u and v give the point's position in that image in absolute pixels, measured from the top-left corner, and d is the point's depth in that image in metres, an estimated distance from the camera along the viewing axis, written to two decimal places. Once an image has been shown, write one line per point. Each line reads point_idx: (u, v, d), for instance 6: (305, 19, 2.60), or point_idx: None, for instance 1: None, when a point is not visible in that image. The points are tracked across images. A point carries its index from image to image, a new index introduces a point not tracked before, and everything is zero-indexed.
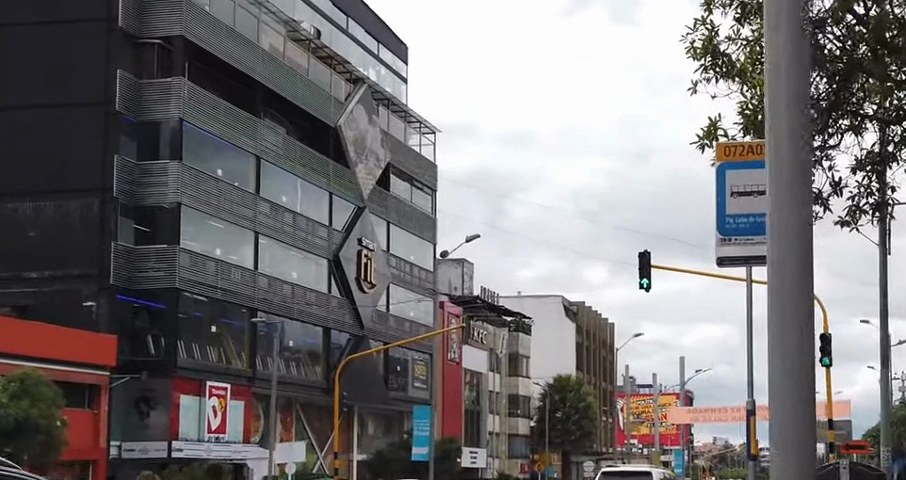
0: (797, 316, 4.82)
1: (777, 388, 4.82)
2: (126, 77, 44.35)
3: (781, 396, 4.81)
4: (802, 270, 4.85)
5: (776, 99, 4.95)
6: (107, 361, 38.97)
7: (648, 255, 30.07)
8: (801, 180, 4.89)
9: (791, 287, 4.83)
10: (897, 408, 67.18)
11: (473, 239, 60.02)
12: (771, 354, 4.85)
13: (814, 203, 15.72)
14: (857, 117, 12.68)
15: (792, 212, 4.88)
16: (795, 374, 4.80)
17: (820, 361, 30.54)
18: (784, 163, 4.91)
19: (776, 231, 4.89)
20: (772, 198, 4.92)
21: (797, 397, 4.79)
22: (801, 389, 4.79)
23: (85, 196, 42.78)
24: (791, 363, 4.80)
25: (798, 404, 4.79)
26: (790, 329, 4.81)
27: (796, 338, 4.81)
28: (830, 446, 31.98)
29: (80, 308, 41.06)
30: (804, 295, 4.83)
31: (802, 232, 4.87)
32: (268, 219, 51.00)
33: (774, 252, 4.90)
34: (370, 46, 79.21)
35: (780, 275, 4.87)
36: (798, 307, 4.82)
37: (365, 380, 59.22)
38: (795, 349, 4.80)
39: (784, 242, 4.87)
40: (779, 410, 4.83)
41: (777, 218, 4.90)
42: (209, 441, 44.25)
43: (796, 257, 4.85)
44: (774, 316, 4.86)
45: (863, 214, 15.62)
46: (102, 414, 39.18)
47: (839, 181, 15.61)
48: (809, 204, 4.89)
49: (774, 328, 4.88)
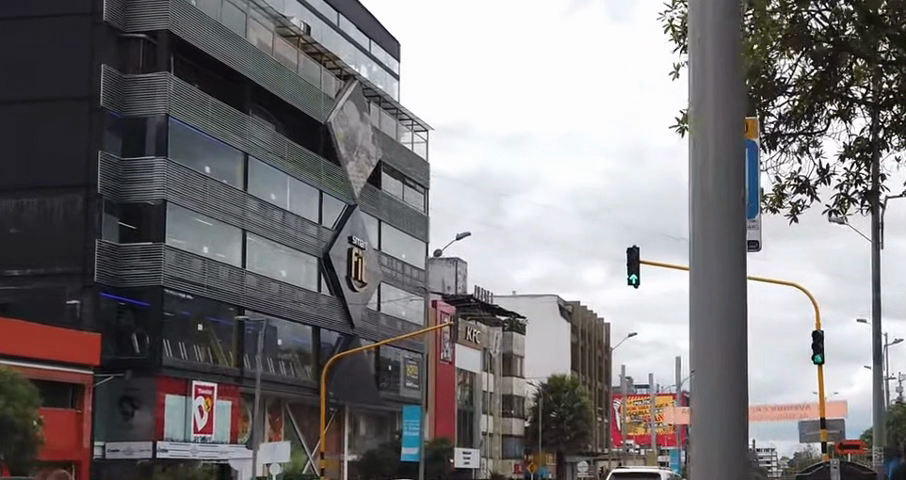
0: (725, 304, 4.28)
1: (704, 381, 4.26)
2: (111, 72, 43.90)
3: (708, 391, 4.26)
4: (734, 257, 4.32)
5: (700, 71, 4.42)
6: (89, 359, 38.39)
7: (636, 250, 29.42)
8: (733, 152, 4.37)
9: (720, 274, 4.30)
10: (893, 408, 66.57)
11: (465, 238, 59.38)
12: (695, 345, 4.32)
13: (802, 191, 15.08)
14: (845, 101, 12.15)
15: (719, 192, 4.36)
16: (725, 368, 4.24)
17: (811, 357, 29.96)
18: (711, 140, 4.38)
19: (701, 209, 4.37)
20: (698, 179, 4.40)
21: (727, 393, 4.23)
22: (731, 381, 4.23)
23: (69, 193, 42.30)
24: (720, 355, 4.25)
25: (730, 400, 4.23)
26: (716, 314, 4.30)
27: (723, 327, 4.27)
28: (822, 447, 31.21)
29: (63, 306, 40.47)
30: (735, 282, 4.30)
31: (732, 215, 4.34)
32: (256, 216, 50.51)
33: (700, 237, 4.37)
34: (361, 43, 78.72)
35: (707, 257, 4.33)
36: (726, 293, 4.28)
37: (355, 379, 58.72)
38: (725, 342, 4.25)
39: (709, 228, 4.34)
40: (707, 403, 4.27)
41: (701, 199, 4.37)
42: (196, 442, 43.79)
43: (728, 242, 4.32)
44: (700, 303, 4.32)
45: (852, 204, 14.98)
46: (85, 414, 38.61)
47: (826, 168, 15.01)
48: (739, 179, 4.38)
49: (698, 315, 4.33)
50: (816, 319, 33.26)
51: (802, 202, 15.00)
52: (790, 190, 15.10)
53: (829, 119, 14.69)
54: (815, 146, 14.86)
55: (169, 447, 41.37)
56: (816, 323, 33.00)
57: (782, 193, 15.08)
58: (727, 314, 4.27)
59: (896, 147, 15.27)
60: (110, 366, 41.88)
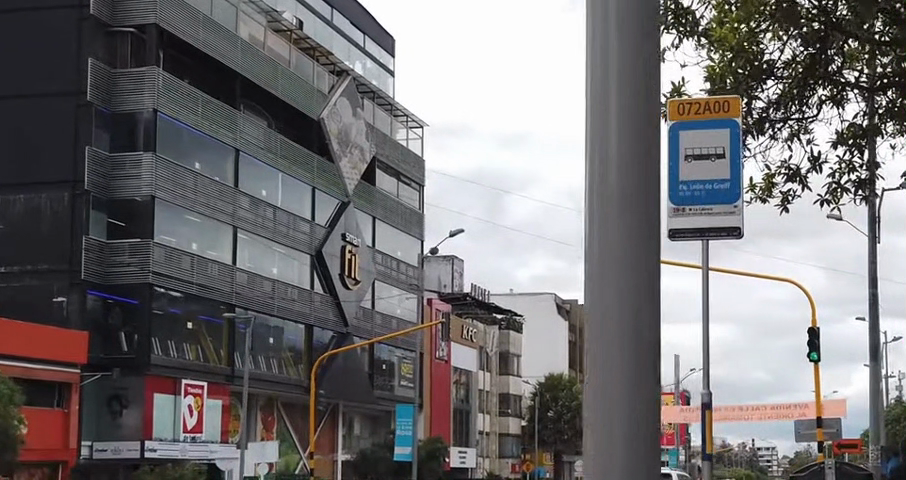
0: (633, 309, 3.31)
1: (600, 403, 3.29)
2: (98, 66, 43.10)
3: (612, 412, 3.27)
4: (639, 252, 3.34)
5: (601, 33, 3.45)
6: (75, 358, 37.55)
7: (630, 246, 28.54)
8: (637, 118, 3.39)
9: (621, 270, 3.33)
10: (891, 408, 65.88)
11: (458, 234, 58.57)
12: (587, 365, 3.34)
13: (793, 180, 14.54)
14: (835, 85, 11.56)
15: (625, 176, 3.37)
16: (628, 381, 3.28)
17: (809, 355, 29.16)
18: (615, 112, 3.40)
19: (600, 191, 3.39)
20: (596, 162, 3.40)
21: (630, 421, 3.26)
22: (642, 410, 3.27)
23: (56, 189, 41.50)
24: (621, 378, 3.27)
25: (638, 434, 3.26)
26: (619, 316, 3.31)
27: (624, 336, 3.30)
28: (820, 449, 30.41)
29: (50, 304, 39.70)
30: (646, 285, 3.33)
31: (639, 200, 3.37)
32: (247, 213, 49.83)
33: (597, 233, 3.38)
34: (355, 38, 77.80)
35: (606, 253, 3.35)
36: (629, 299, 3.31)
37: (348, 379, 57.86)
38: (628, 364, 3.29)
39: (612, 215, 3.36)
40: (610, 424, 3.27)
41: (602, 184, 3.39)
42: (185, 441, 42.89)
43: (629, 243, 3.35)
44: (597, 311, 3.35)
45: (845, 193, 14.37)
46: (72, 414, 37.69)
47: (818, 156, 14.43)
48: (651, 157, 3.40)
49: (593, 321, 3.36)
50: (811, 316, 32.42)
51: (793, 192, 14.44)
52: (780, 177, 14.47)
53: (820, 103, 14.08)
54: (807, 133, 14.34)
55: (158, 447, 40.46)
56: (812, 321, 32.12)
57: (772, 180, 14.47)
58: (640, 317, 3.31)
59: (892, 134, 14.65)
60: (97, 365, 41.00)
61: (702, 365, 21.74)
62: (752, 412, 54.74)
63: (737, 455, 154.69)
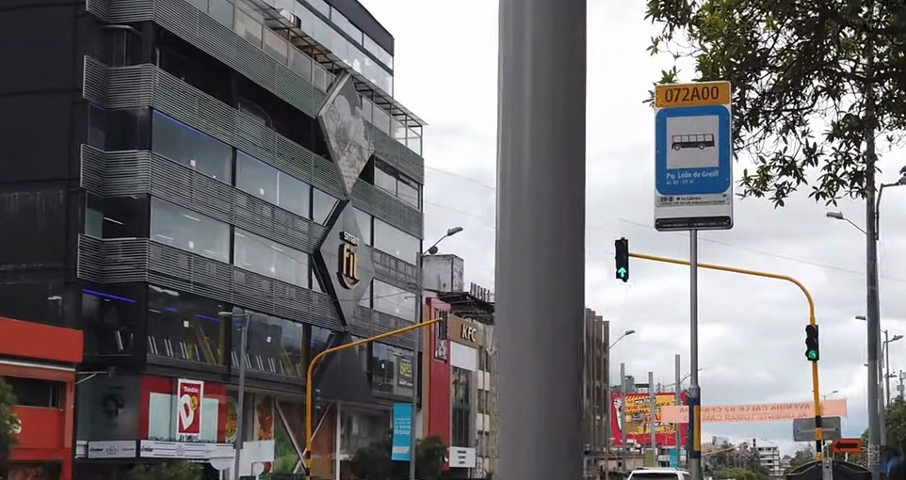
0: (554, 280, 2.36)
1: (501, 418, 2.35)
2: (93, 64, 42.62)
3: (520, 428, 2.32)
4: (562, 209, 2.39)
5: None
6: (69, 357, 37.03)
7: (625, 243, 28.13)
8: (558, 17, 2.43)
9: (534, 232, 2.36)
10: (892, 408, 65.71)
11: (456, 232, 58.12)
12: (491, 345, 2.38)
13: (787, 172, 14.23)
14: (829, 72, 11.24)
15: (543, 93, 2.40)
16: (547, 385, 2.32)
17: (807, 353, 29.00)
18: (530, 15, 2.43)
19: (505, 122, 2.41)
20: (504, 77, 2.42)
21: (549, 438, 2.31)
22: (563, 418, 2.32)
23: (51, 187, 41.05)
24: (535, 383, 2.32)
25: (558, 456, 2.31)
26: (528, 299, 2.35)
27: (541, 318, 2.34)
28: (818, 448, 30.11)
29: (45, 303, 39.27)
30: (567, 250, 2.38)
31: (562, 134, 2.40)
32: (244, 211, 49.43)
33: (506, 180, 2.40)
34: (354, 37, 77.36)
35: (512, 207, 2.39)
36: (545, 271, 2.35)
37: (346, 378, 57.41)
38: (544, 364, 2.32)
39: (523, 147, 2.39)
40: (513, 441, 2.33)
41: (512, 112, 2.40)
42: (181, 441, 42.33)
43: (548, 188, 2.38)
44: (503, 281, 2.38)
45: (841, 186, 14.06)
46: (66, 413, 37.16)
47: (812, 148, 14.14)
48: (577, 77, 2.43)
49: (498, 305, 2.39)
50: (811, 315, 32.15)
51: (788, 185, 14.14)
52: (775, 168, 14.18)
53: (815, 95, 13.82)
54: (801, 124, 14.03)
55: (153, 447, 39.94)
56: (811, 319, 31.87)
57: (766, 172, 14.18)
58: (561, 293, 2.35)
59: (889, 126, 14.35)
60: (93, 364, 40.53)
61: (698, 364, 21.57)
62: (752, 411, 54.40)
63: (739, 454, 154.55)
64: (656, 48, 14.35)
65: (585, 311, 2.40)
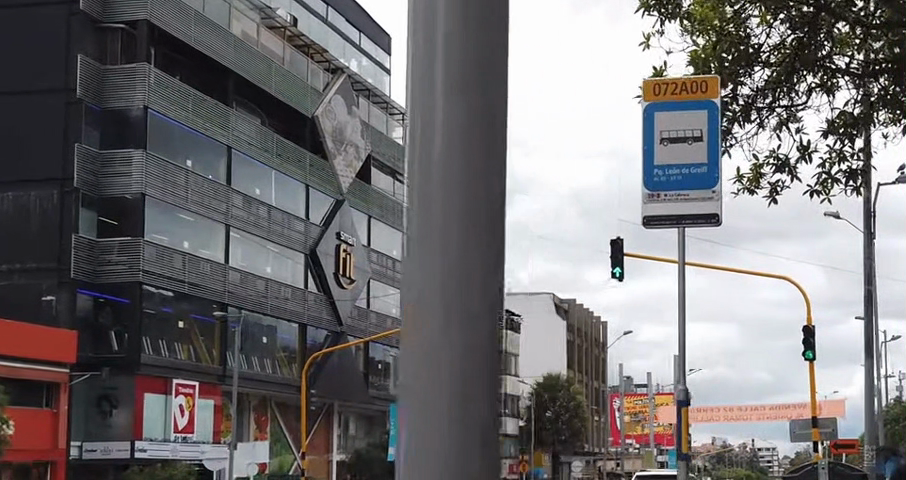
0: (465, 281, 2.30)
1: (410, 435, 2.26)
2: (87, 62, 42.31)
3: (429, 448, 2.23)
4: (478, 220, 2.32)
5: None
6: (63, 358, 36.68)
7: (621, 243, 27.83)
8: (472, 25, 2.36)
9: (444, 246, 2.30)
10: (890, 409, 65.47)
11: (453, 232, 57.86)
12: (400, 362, 2.30)
13: (781, 170, 14.01)
14: (822, 67, 11.07)
15: (457, 90, 2.34)
16: (454, 404, 2.25)
17: (803, 354, 28.67)
18: (444, 23, 2.36)
19: (417, 134, 2.34)
20: (413, 88, 2.35)
21: (463, 441, 2.24)
22: (475, 425, 2.24)
23: (45, 187, 40.73)
24: (448, 399, 2.24)
25: (472, 462, 2.24)
26: (437, 313, 2.28)
27: (452, 324, 2.28)
28: (815, 450, 29.87)
29: (38, 303, 38.95)
30: (480, 263, 2.31)
31: (479, 146, 2.34)
32: (239, 211, 49.14)
33: (414, 194, 2.34)
34: (351, 36, 77.03)
35: (424, 219, 2.32)
36: (457, 286, 2.29)
37: (343, 379, 57.13)
38: (454, 379, 2.25)
39: (435, 159, 2.32)
40: (418, 464, 2.24)
41: (421, 123, 2.34)
42: (176, 442, 42.00)
43: (458, 203, 2.32)
44: (415, 280, 2.32)
45: (835, 184, 13.86)
46: (60, 414, 36.80)
47: (807, 145, 13.91)
48: (491, 84, 2.36)
49: (408, 321, 2.32)
50: (808, 314, 31.86)
51: (782, 183, 13.95)
52: (768, 166, 14.00)
53: (809, 91, 13.61)
54: (795, 121, 13.84)
55: (147, 447, 39.60)
56: (808, 318, 31.56)
57: (760, 169, 13.99)
58: (473, 307, 2.29)
59: (886, 123, 14.13)
60: (87, 364, 40.21)
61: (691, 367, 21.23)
62: (750, 412, 54.16)
63: (736, 454, 154.33)
64: (648, 43, 14.11)
65: (502, 316, 2.34)
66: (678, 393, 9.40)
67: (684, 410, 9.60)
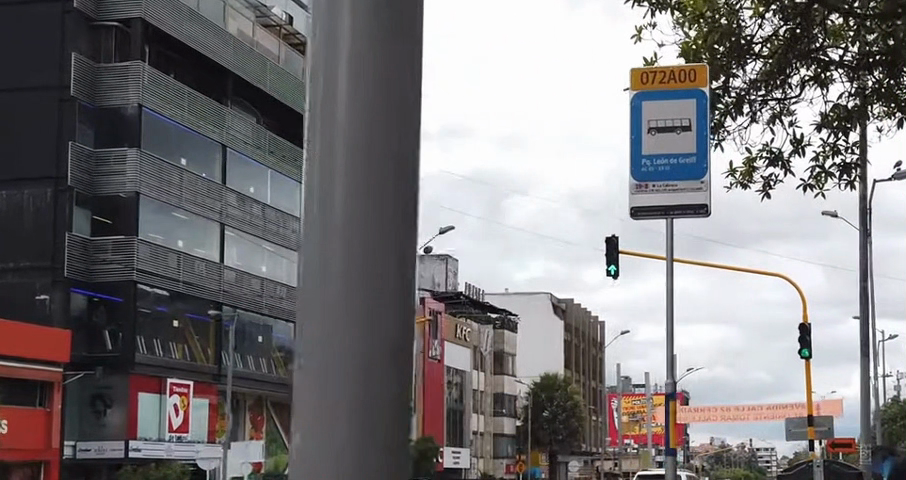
0: (365, 257, 2.46)
1: (304, 417, 2.41)
2: (81, 60, 42.14)
3: (322, 436, 2.38)
4: (380, 214, 2.47)
5: None
6: (58, 356, 36.56)
7: (616, 240, 27.70)
8: (370, 28, 2.52)
9: (341, 242, 2.45)
10: (887, 409, 65.39)
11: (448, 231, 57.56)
12: (298, 348, 2.46)
13: (774, 164, 13.87)
14: (814, 58, 10.99)
15: (360, 91, 2.49)
16: (348, 389, 2.39)
17: (798, 351, 28.53)
18: (347, 23, 2.51)
19: (316, 137, 2.48)
20: (312, 90, 2.49)
21: (356, 417, 2.38)
22: (371, 405, 2.39)
23: (39, 186, 40.62)
24: (346, 382, 2.39)
25: (367, 438, 2.38)
26: (336, 303, 2.44)
27: (352, 296, 2.43)
28: (810, 448, 29.73)
29: (32, 302, 38.85)
30: (380, 255, 2.47)
31: (376, 143, 2.49)
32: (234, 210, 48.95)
33: (314, 188, 2.48)
34: None
35: (324, 217, 2.46)
36: (352, 281, 2.45)
37: None
38: (351, 365, 2.41)
39: (336, 160, 2.46)
40: (317, 442, 2.38)
41: (319, 124, 2.48)
42: (170, 441, 41.92)
43: (357, 200, 2.47)
44: (317, 274, 2.45)
45: (829, 178, 13.69)
46: (54, 414, 36.66)
47: (799, 139, 13.74)
48: (390, 83, 2.52)
49: (306, 309, 2.47)
50: (804, 312, 31.73)
51: (774, 178, 13.80)
52: (762, 159, 13.84)
53: (804, 84, 13.44)
54: (788, 115, 13.68)
55: (141, 447, 39.56)
56: (804, 316, 31.42)
57: (753, 163, 13.84)
58: (370, 297, 2.44)
59: (882, 117, 13.95)
60: (81, 363, 40.14)
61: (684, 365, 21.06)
62: (746, 411, 54.04)
63: (736, 453, 154.13)
64: (640, 35, 13.91)
65: (400, 299, 2.48)
66: (667, 387, 9.30)
67: (672, 406, 9.51)
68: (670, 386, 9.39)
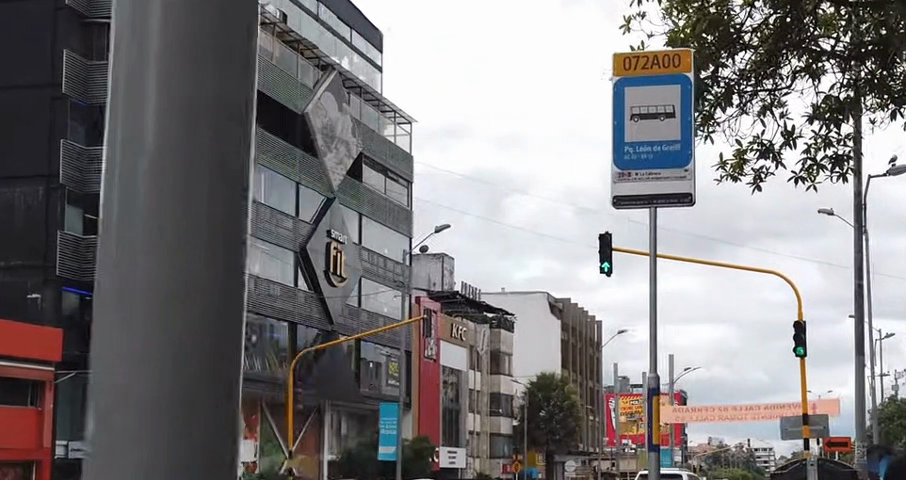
0: (172, 198, 2.00)
1: (92, 413, 1.93)
2: (73, 57, 41.71)
3: (116, 438, 1.90)
4: (199, 174, 2.02)
5: None
6: (50, 355, 36.17)
7: (609, 237, 27.38)
8: None
9: (150, 203, 1.99)
10: (884, 409, 65.28)
11: (443, 229, 57.26)
12: (94, 332, 1.98)
13: (765, 155, 13.62)
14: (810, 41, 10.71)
15: (178, 19, 2.03)
16: (148, 383, 1.92)
17: (793, 350, 28.26)
18: None
19: (121, 69, 2.01)
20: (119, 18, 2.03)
21: (155, 415, 1.92)
22: (177, 402, 1.93)
23: (31, 184, 40.15)
24: (147, 374, 1.93)
25: (164, 443, 1.91)
26: (142, 273, 1.97)
27: (159, 264, 1.98)
28: (806, 447, 29.47)
29: (24, 301, 38.44)
30: (199, 219, 2.01)
31: (197, 85, 2.03)
32: None
33: (116, 136, 2.01)
34: (344, 33, 76.42)
35: (129, 172, 1.99)
36: (166, 249, 1.98)
37: (333, 377, 56.57)
38: (155, 353, 1.94)
39: (147, 97, 2.00)
40: (104, 444, 1.91)
41: (126, 58, 2.02)
42: None
43: (171, 152, 2.00)
44: (118, 241, 1.99)
45: (821, 169, 13.44)
46: (46, 413, 36.27)
47: (790, 130, 13.51)
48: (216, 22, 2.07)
49: (103, 286, 1.99)
50: (798, 311, 31.50)
51: (766, 169, 13.54)
52: (752, 151, 13.61)
53: (794, 75, 13.21)
54: (779, 106, 13.45)
55: None
56: (799, 314, 31.18)
57: (743, 155, 13.60)
58: (184, 270, 1.99)
59: (874, 110, 13.73)
60: (72, 362, 39.81)
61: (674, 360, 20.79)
62: (744, 410, 53.80)
63: (733, 453, 153.96)
64: (629, 26, 13.68)
65: (223, 273, 2.03)
66: (651, 383, 9.14)
67: (656, 403, 9.35)
68: (653, 382, 9.23)
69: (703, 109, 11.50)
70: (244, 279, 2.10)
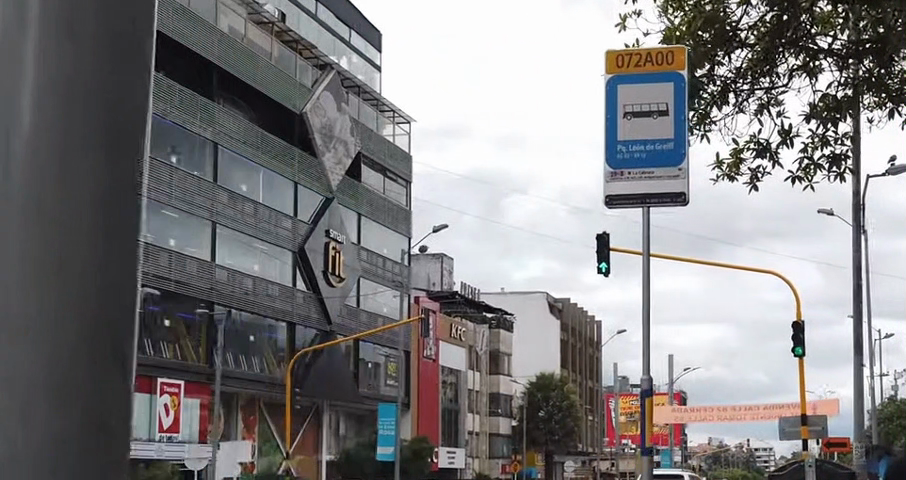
0: (49, 171, 1.78)
1: None
2: None
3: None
4: (69, 140, 1.80)
5: None
6: None
7: (606, 238, 27.18)
8: None
9: (24, 173, 1.76)
10: (883, 408, 65.31)
11: (442, 229, 57.08)
12: None
13: (762, 155, 13.50)
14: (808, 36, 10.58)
15: None
16: (20, 374, 1.72)
17: (792, 351, 28.12)
18: None
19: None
20: None
21: (26, 407, 1.71)
22: (50, 399, 1.72)
23: None
24: (16, 362, 1.72)
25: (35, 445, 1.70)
26: (12, 249, 1.75)
27: (33, 239, 1.76)
28: (805, 447, 29.34)
29: None
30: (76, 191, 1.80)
31: (74, 44, 1.81)
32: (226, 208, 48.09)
33: None
34: (342, 33, 76.11)
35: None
36: (42, 224, 1.77)
37: (331, 377, 56.32)
38: (26, 342, 1.73)
39: (22, 56, 1.77)
40: None
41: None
42: (161, 441, 41.34)
43: (50, 119, 1.78)
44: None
45: (819, 169, 13.32)
46: None
47: (787, 128, 13.39)
48: None
49: None
50: (797, 310, 31.44)
51: (763, 169, 13.44)
52: (749, 150, 13.51)
53: (791, 74, 13.12)
54: (776, 104, 13.34)
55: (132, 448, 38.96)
56: (798, 313, 31.09)
57: (740, 154, 13.52)
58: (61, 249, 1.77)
59: (871, 109, 13.63)
60: None
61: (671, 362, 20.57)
62: (744, 410, 53.71)
63: (731, 452, 153.92)
64: (624, 24, 13.56)
65: (103, 255, 1.82)
66: (644, 385, 9.02)
67: (647, 406, 9.22)
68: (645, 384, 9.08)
69: (698, 108, 11.43)
70: (131, 261, 1.90)
